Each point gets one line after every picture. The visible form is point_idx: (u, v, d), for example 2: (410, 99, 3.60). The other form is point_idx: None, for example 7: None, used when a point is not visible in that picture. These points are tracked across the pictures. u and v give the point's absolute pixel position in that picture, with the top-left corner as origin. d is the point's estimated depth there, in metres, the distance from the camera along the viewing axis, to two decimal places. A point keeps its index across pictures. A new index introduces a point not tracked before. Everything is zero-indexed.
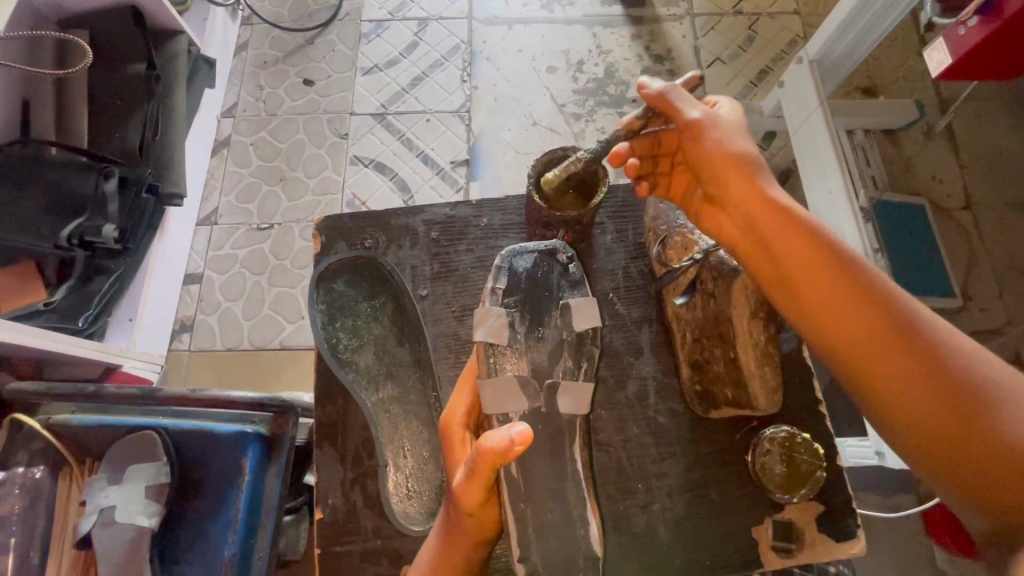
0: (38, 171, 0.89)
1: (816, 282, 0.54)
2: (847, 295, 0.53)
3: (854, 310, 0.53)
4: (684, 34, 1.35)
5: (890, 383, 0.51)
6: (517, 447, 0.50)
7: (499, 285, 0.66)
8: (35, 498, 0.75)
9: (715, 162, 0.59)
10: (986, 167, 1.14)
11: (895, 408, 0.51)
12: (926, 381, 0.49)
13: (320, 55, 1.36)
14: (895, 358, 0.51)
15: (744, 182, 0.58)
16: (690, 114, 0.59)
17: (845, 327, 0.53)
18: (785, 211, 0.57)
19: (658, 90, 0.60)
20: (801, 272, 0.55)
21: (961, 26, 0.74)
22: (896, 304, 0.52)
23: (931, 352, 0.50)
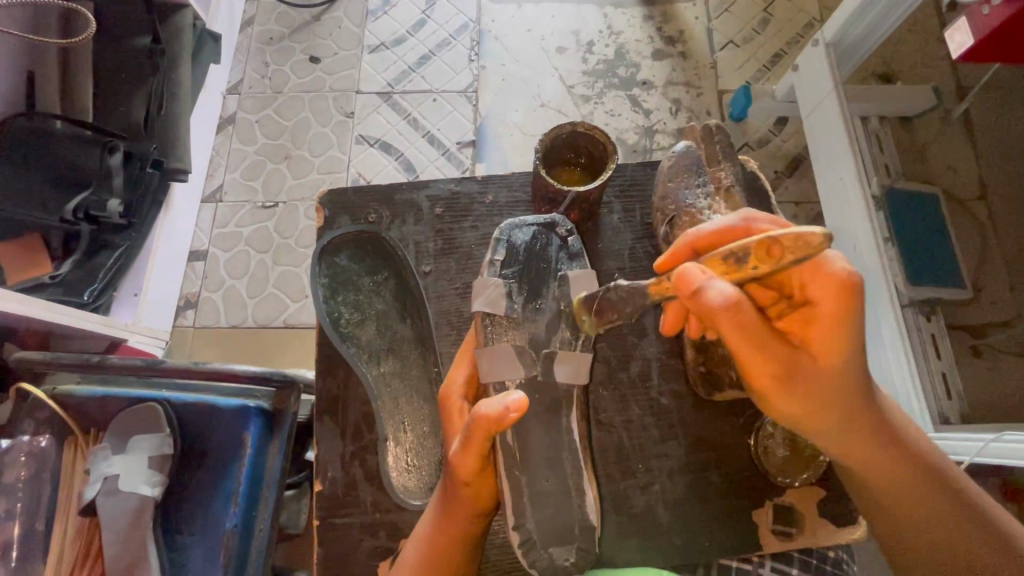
0: (47, 144, 0.89)
1: (879, 457, 0.54)
2: (904, 464, 0.54)
3: (914, 478, 0.54)
4: (697, 16, 1.32)
5: (936, 543, 0.54)
6: (512, 415, 0.51)
7: (498, 257, 0.65)
8: (41, 467, 0.76)
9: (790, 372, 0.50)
10: (1001, 156, 1.12)
11: (944, 564, 0.54)
12: (967, 524, 0.53)
13: (327, 32, 1.34)
14: (945, 522, 0.53)
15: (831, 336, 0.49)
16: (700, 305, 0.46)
17: (902, 495, 0.55)
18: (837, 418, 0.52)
19: (828, 238, 0.40)
20: (862, 458, 0.54)
21: (985, 5, 0.73)
22: (927, 455, 0.55)
23: (969, 496, 0.54)
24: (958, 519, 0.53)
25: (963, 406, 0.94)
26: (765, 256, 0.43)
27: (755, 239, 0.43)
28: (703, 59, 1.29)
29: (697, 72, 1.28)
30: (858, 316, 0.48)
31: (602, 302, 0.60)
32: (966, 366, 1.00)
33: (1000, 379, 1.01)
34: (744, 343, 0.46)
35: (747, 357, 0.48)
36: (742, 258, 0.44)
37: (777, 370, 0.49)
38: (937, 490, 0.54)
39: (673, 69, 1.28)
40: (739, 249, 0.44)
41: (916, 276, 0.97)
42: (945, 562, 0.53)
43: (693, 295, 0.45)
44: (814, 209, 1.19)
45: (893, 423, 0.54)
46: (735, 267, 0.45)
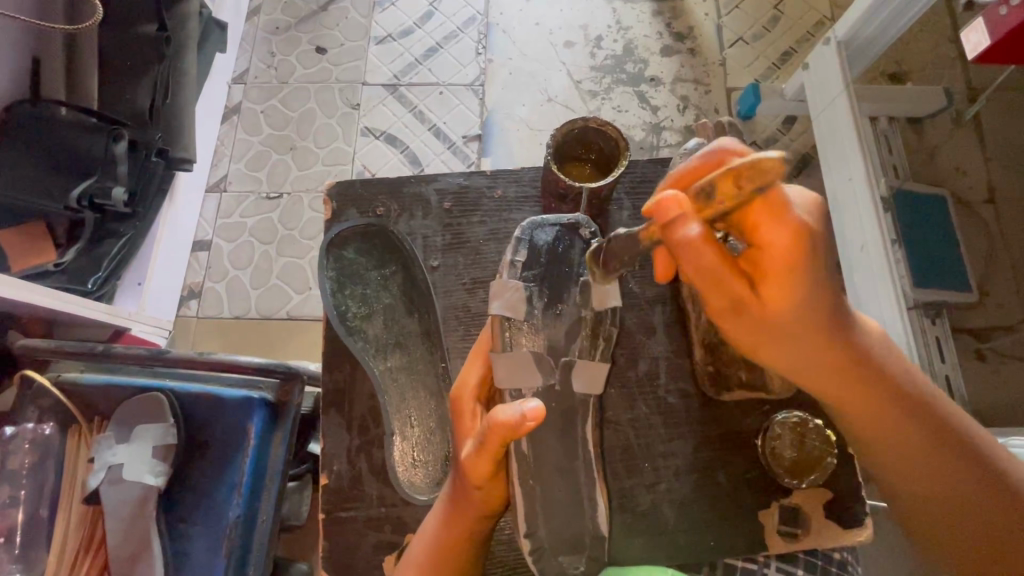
0: (50, 132, 0.88)
1: (868, 387, 0.52)
2: (898, 403, 0.53)
3: (908, 419, 0.53)
4: (707, 12, 1.30)
5: (925, 479, 0.54)
6: (529, 423, 0.50)
7: (519, 257, 0.65)
8: (44, 454, 0.76)
9: (772, 299, 0.48)
10: (1011, 159, 1.11)
11: (935, 493, 0.54)
12: (957, 458, 0.53)
13: (334, 22, 1.33)
14: (938, 458, 0.53)
15: (795, 277, 0.46)
16: (682, 235, 0.45)
17: (894, 436, 0.54)
18: (824, 342, 0.50)
19: (784, 163, 0.38)
20: (850, 388, 0.53)
21: (1003, 6, 0.72)
22: (919, 392, 0.53)
23: (960, 431, 0.54)
24: (947, 456, 0.53)
25: (967, 410, 0.94)
26: (728, 188, 0.41)
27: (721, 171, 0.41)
28: (712, 57, 1.28)
29: (706, 69, 1.27)
30: (822, 253, 0.46)
31: (612, 245, 0.56)
32: (970, 370, 1.00)
33: (1004, 383, 1.00)
34: (709, 279, 0.47)
35: (713, 293, 0.48)
36: (709, 193, 0.43)
37: (742, 305, 0.48)
38: (930, 429, 0.53)
39: (682, 65, 1.27)
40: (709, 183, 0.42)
41: (924, 279, 0.97)
42: (937, 495, 0.54)
43: (665, 227, 0.45)
44: None
45: (885, 361, 0.53)
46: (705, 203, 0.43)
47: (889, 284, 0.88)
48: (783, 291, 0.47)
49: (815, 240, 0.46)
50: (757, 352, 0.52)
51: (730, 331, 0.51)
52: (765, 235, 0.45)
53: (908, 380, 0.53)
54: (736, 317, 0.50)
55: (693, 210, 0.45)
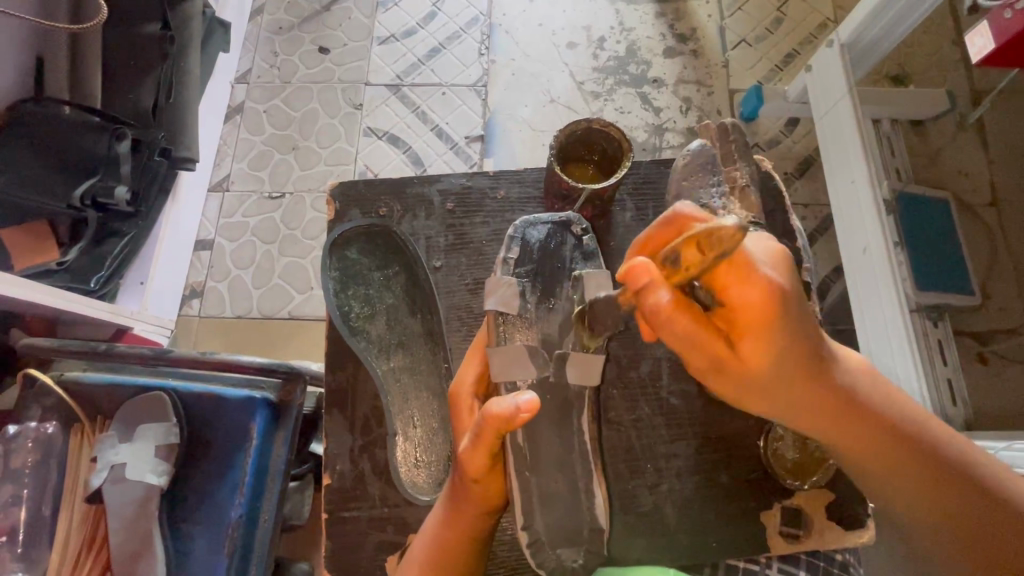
0: (53, 131, 0.88)
1: (854, 427, 0.52)
2: (888, 438, 0.53)
3: (900, 451, 0.53)
4: (710, 14, 1.30)
5: (925, 507, 0.54)
6: (523, 415, 0.51)
7: (511, 255, 0.65)
8: (47, 453, 0.76)
9: (751, 357, 0.48)
10: (1014, 162, 1.11)
11: (934, 521, 0.54)
12: (953, 484, 0.53)
13: (337, 22, 1.33)
14: (933, 488, 0.53)
15: (771, 333, 0.47)
16: (655, 302, 0.46)
17: (886, 471, 0.53)
18: (808, 386, 0.50)
19: (743, 229, 0.40)
20: (837, 430, 0.53)
21: (1006, 10, 0.72)
22: (909, 424, 0.53)
23: (952, 456, 0.53)
24: (940, 482, 0.53)
25: (969, 413, 0.93)
26: (694, 255, 0.43)
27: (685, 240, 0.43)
28: (715, 58, 1.28)
29: (709, 71, 1.27)
30: (794, 303, 0.47)
31: (591, 309, 0.60)
32: (973, 373, 1.00)
33: (1007, 386, 1.00)
34: (685, 342, 0.48)
35: (692, 355, 0.49)
36: (675, 260, 0.44)
37: (722, 362, 0.49)
38: (924, 459, 0.53)
39: (685, 67, 1.27)
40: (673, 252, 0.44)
41: (927, 281, 0.97)
42: (936, 522, 0.54)
43: (637, 294, 0.47)
44: (824, 212, 1.18)
45: (871, 396, 0.52)
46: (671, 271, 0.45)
47: (892, 286, 0.88)
48: (760, 348, 0.48)
49: (785, 296, 0.46)
50: (746, 401, 0.52)
51: (717, 382, 0.52)
52: (735, 294, 0.46)
53: (897, 415, 0.53)
54: (720, 373, 0.50)
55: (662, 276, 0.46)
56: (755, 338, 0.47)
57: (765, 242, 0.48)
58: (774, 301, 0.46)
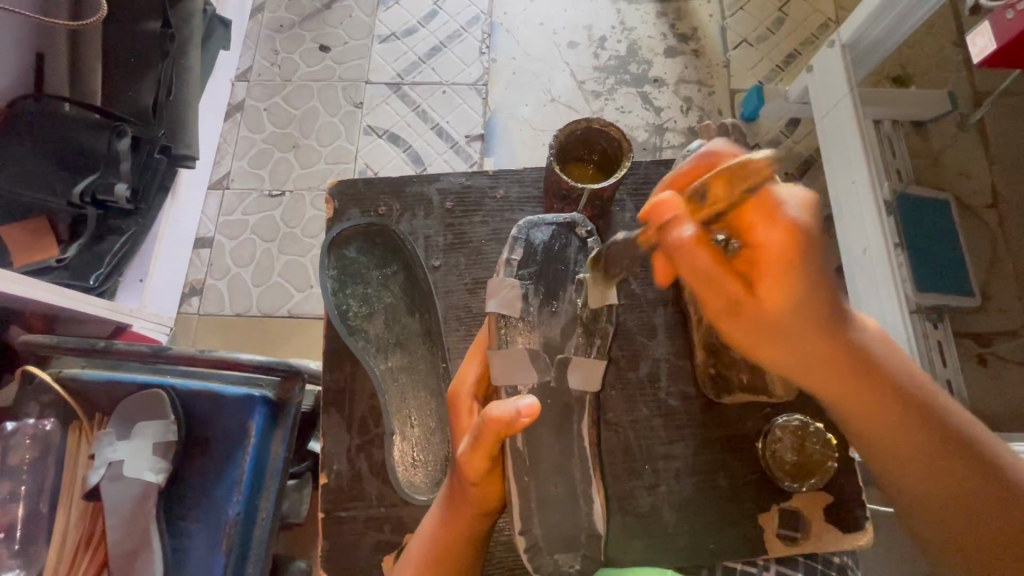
0: (49, 128, 0.88)
1: (860, 379, 0.53)
2: (898, 402, 0.53)
3: (909, 416, 0.53)
4: (711, 14, 1.30)
5: (931, 483, 0.52)
6: (523, 419, 0.51)
7: (515, 256, 0.65)
8: (45, 450, 0.76)
9: (766, 298, 0.50)
10: (1015, 163, 1.10)
11: (933, 491, 0.52)
12: (961, 460, 0.52)
13: (337, 20, 1.32)
14: (931, 456, 0.52)
15: (790, 275, 0.49)
16: (679, 235, 0.48)
17: (887, 431, 0.53)
18: (818, 334, 0.51)
19: (772, 158, 0.42)
20: (842, 381, 0.53)
21: (1010, 10, 0.72)
22: (921, 391, 0.54)
23: (956, 426, 0.53)
24: (941, 450, 0.52)
25: (968, 415, 0.93)
26: (723, 188, 0.45)
27: (714, 172, 0.46)
28: (716, 58, 1.27)
29: (710, 71, 1.26)
30: (816, 250, 0.49)
31: (607, 253, 0.60)
32: (971, 374, 0.99)
33: (1005, 388, 1.00)
34: (705, 277, 0.49)
35: (709, 293, 0.51)
36: (703, 193, 0.47)
37: (736, 304, 0.51)
38: (933, 428, 0.52)
39: (686, 67, 1.27)
40: (702, 186, 0.47)
41: (927, 283, 0.97)
42: (932, 494, 0.52)
43: (661, 229, 0.49)
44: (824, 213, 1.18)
45: (881, 354, 0.54)
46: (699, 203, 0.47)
47: (892, 288, 0.87)
48: (776, 290, 0.50)
49: (809, 240, 0.48)
50: (757, 351, 0.53)
51: (729, 331, 0.53)
52: (760, 234, 0.49)
53: (903, 376, 0.54)
54: (735, 318, 0.52)
55: (688, 212, 0.48)
56: (774, 277, 0.49)
57: (791, 195, 0.51)
58: (797, 242, 0.48)
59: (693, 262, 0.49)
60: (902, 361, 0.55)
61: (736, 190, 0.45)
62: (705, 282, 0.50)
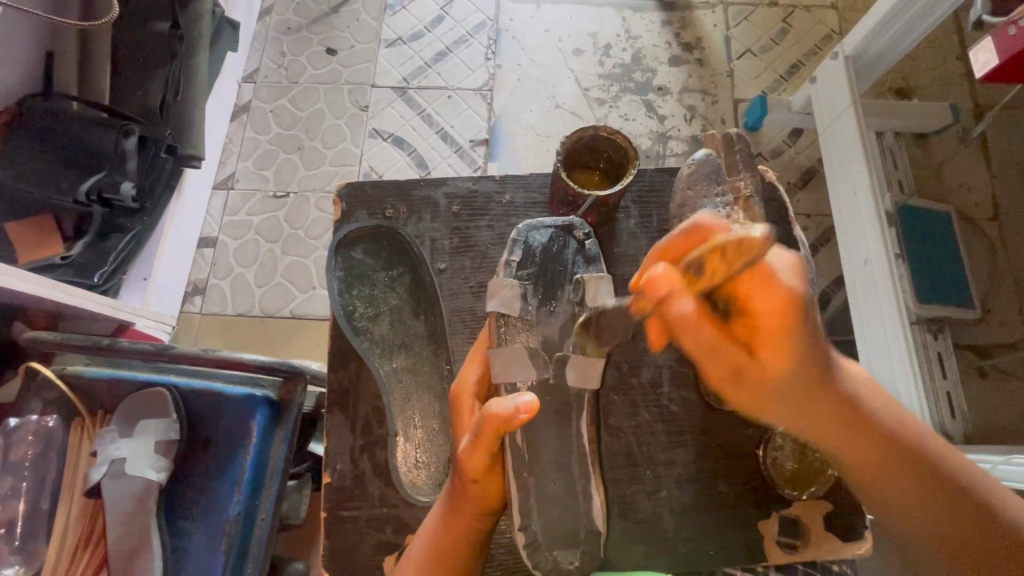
0: (63, 124, 0.90)
1: (856, 435, 0.54)
2: (894, 453, 0.54)
3: (898, 467, 0.54)
4: (716, 24, 1.31)
5: (921, 521, 0.55)
6: (523, 416, 0.51)
7: (514, 257, 0.65)
8: (47, 447, 0.77)
9: (766, 366, 0.50)
10: (1017, 176, 1.11)
11: (933, 531, 0.55)
12: (953, 506, 0.53)
13: (345, 24, 1.34)
14: (928, 502, 0.54)
15: (789, 343, 0.48)
16: (678, 310, 0.47)
17: (887, 477, 0.55)
18: (819, 387, 0.52)
19: (769, 238, 0.42)
20: (840, 434, 0.54)
21: (1011, 26, 0.73)
22: (913, 436, 0.55)
23: (950, 468, 0.54)
24: (940, 497, 0.54)
25: (967, 426, 0.94)
26: (720, 264, 0.44)
27: (707, 247, 0.45)
28: (720, 67, 1.28)
29: (714, 80, 1.27)
30: (812, 315, 0.48)
31: (602, 319, 0.62)
32: (970, 386, 1.00)
33: (1004, 400, 1.00)
34: (707, 348, 0.49)
35: (710, 361, 0.51)
36: (698, 267, 0.46)
37: (737, 373, 0.51)
38: (926, 479, 0.54)
39: (690, 75, 1.28)
40: (695, 259, 0.46)
41: (927, 294, 0.97)
42: (932, 533, 0.55)
43: (660, 302, 0.48)
44: (826, 222, 1.18)
45: (872, 405, 0.54)
46: (694, 277, 0.46)
47: (892, 300, 0.88)
48: (778, 356, 0.49)
49: (806, 305, 0.47)
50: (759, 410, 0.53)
51: (730, 391, 0.54)
52: (757, 302, 0.47)
53: (897, 427, 0.54)
54: (739, 382, 0.52)
55: (685, 284, 0.47)
56: (774, 345, 0.49)
57: (785, 254, 0.49)
58: (795, 310, 0.47)
59: (692, 333, 0.48)
60: (893, 408, 0.55)
61: (729, 265, 0.44)
62: (704, 353, 0.50)
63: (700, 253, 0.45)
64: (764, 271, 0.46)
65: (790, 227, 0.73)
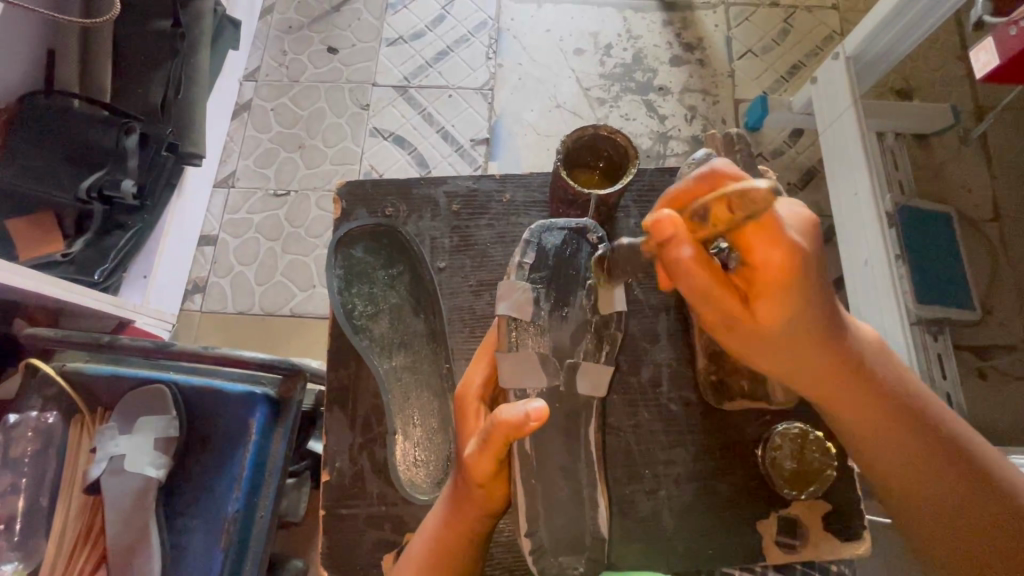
0: (64, 120, 0.90)
1: (859, 388, 0.53)
2: (896, 411, 0.54)
3: (900, 424, 0.54)
4: (717, 24, 1.31)
5: (920, 484, 0.53)
6: (532, 423, 0.50)
7: (527, 260, 0.65)
8: (47, 443, 0.77)
9: (764, 316, 0.49)
10: (1018, 177, 1.11)
11: (933, 496, 0.53)
12: (953, 469, 0.53)
13: (346, 23, 1.34)
14: (928, 463, 0.53)
15: (789, 295, 0.47)
16: (679, 255, 0.46)
17: (889, 435, 0.54)
18: (823, 338, 0.51)
19: (773, 192, 0.40)
20: (844, 388, 0.53)
21: (1012, 27, 0.73)
22: (916, 398, 0.55)
23: (951, 434, 0.54)
24: (941, 459, 0.53)
25: None
26: (725, 211, 0.42)
27: (714, 195, 0.42)
28: (721, 67, 1.28)
29: (714, 80, 1.27)
30: (818, 268, 0.47)
31: (614, 256, 0.59)
32: (970, 387, 1.00)
33: (1004, 402, 1.00)
34: (702, 296, 0.48)
35: (703, 309, 0.49)
36: (704, 215, 0.44)
37: (732, 323, 0.50)
38: (928, 442, 0.53)
39: (691, 76, 1.28)
40: (701, 206, 0.44)
41: (927, 294, 0.97)
42: (932, 499, 0.53)
43: (662, 245, 0.46)
44: (826, 223, 1.18)
45: (877, 361, 0.54)
46: (698, 224, 0.45)
47: (892, 301, 0.88)
48: (775, 308, 0.48)
49: (809, 261, 0.46)
50: (756, 360, 0.53)
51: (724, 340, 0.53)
52: (761, 254, 0.46)
53: (900, 387, 0.54)
54: (731, 330, 0.51)
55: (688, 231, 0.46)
56: (775, 295, 0.47)
57: (795, 208, 0.47)
58: (796, 266, 0.45)
59: (691, 281, 0.47)
60: (898, 369, 0.55)
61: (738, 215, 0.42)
62: (701, 300, 0.49)
63: (706, 202, 0.43)
64: (774, 221, 0.44)
65: None
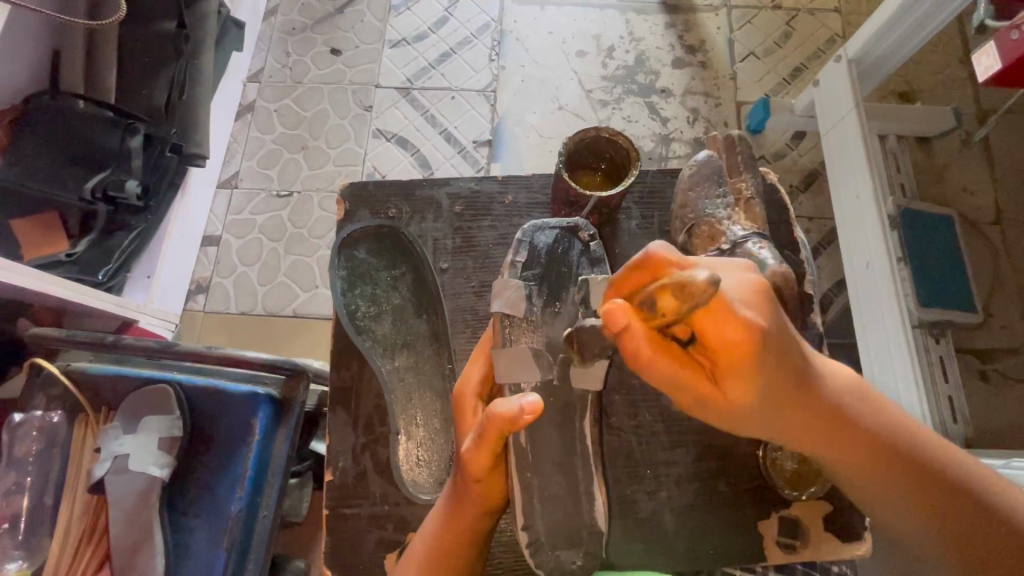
0: (67, 120, 0.90)
1: (839, 432, 0.53)
2: (879, 449, 0.53)
3: (885, 462, 0.53)
4: (719, 26, 1.31)
5: (912, 512, 0.54)
6: (526, 416, 0.51)
7: (519, 258, 0.66)
8: (51, 442, 0.77)
9: (736, 395, 0.48)
10: (1020, 180, 1.11)
11: (926, 521, 0.54)
12: (944, 495, 0.53)
13: (350, 25, 1.34)
14: (918, 493, 0.53)
15: (753, 373, 0.47)
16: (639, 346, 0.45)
17: (875, 472, 0.54)
18: (796, 395, 0.51)
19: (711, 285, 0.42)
20: (824, 434, 0.53)
21: (1014, 30, 0.73)
22: (900, 431, 0.54)
23: (939, 459, 0.54)
24: (931, 488, 0.53)
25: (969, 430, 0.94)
26: (671, 303, 0.43)
27: (659, 285, 0.43)
28: (723, 70, 1.29)
29: (717, 83, 1.28)
30: (778, 341, 0.47)
31: (579, 336, 0.59)
32: (972, 390, 1.00)
33: (1006, 404, 1.00)
34: (671, 381, 0.48)
35: (676, 392, 0.49)
36: (652, 304, 0.44)
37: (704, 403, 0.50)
38: (915, 474, 0.53)
39: (693, 78, 1.28)
40: (649, 298, 0.44)
41: (929, 297, 0.97)
42: (925, 524, 0.54)
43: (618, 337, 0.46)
44: (827, 225, 1.18)
45: (856, 402, 0.53)
46: (648, 313, 0.45)
47: (892, 302, 0.88)
48: (745, 387, 0.48)
49: (767, 336, 0.46)
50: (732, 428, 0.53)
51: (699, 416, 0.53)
52: (720, 337, 0.45)
53: (882, 424, 0.54)
54: (703, 411, 0.51)
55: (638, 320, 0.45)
56: (740, 373, 0.47)
57: (742, 279, 0.47)
58: (756, 344, 0.45)
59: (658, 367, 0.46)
60: (879, 404, 0.54)
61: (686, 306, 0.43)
62: (671, 383, 0.49)
63: (656, 293, 0.43)
64: (724, 304, 0.45)
65: (791, 229, 0.73)
